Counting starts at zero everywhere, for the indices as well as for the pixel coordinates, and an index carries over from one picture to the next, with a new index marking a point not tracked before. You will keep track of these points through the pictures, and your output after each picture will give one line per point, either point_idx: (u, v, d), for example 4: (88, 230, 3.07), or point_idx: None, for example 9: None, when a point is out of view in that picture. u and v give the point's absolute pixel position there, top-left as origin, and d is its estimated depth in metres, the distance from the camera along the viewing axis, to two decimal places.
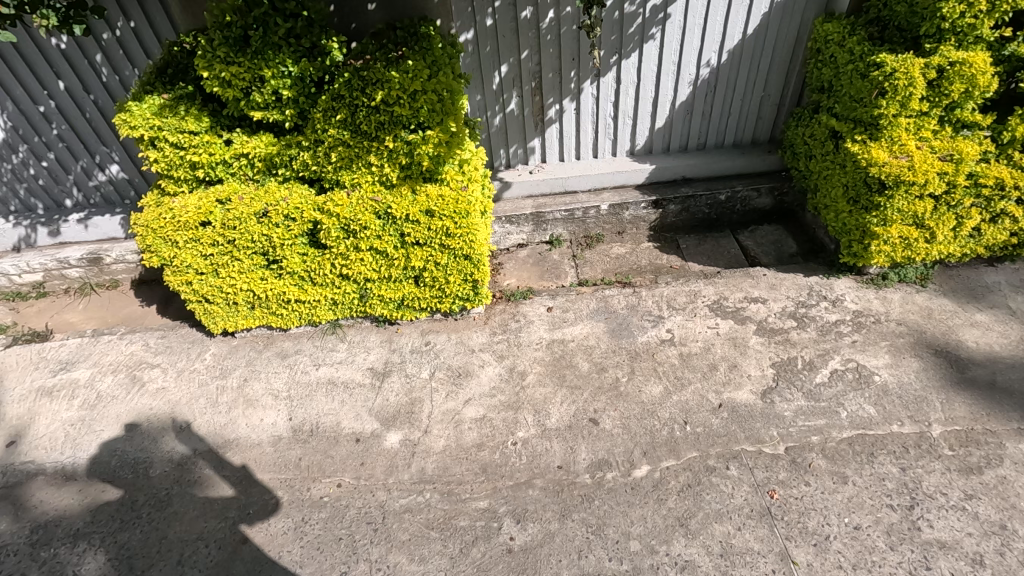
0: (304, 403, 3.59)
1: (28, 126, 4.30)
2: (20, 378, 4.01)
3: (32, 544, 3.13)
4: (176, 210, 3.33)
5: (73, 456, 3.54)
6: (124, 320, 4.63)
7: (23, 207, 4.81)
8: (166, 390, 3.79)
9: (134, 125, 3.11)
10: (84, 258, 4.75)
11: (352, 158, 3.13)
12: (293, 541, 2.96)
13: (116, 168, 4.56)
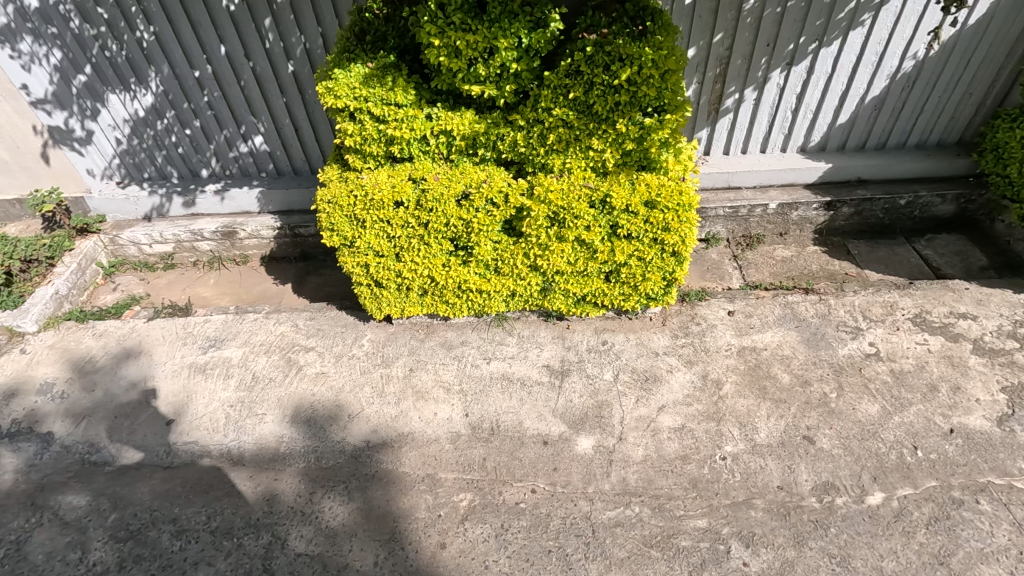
0: (480, 399, 3.39)
1: (179, 92, 4.12)
2: (170, 353, 3.87)
3: (212, 532, 2.98)
4: (367, 187, 3.11)
5: (238, 439, 3.39)
6: (259, 298, 4.46)
7: (158, 174, 4.66)
8: (327, 375, 3.61)
9: (340, 94, 2.91)
10: (218, 231, 4.60)
11: (570, 141, 2.88)
12: (498, 550, 2.77)
13: (260, 139, 4.38)
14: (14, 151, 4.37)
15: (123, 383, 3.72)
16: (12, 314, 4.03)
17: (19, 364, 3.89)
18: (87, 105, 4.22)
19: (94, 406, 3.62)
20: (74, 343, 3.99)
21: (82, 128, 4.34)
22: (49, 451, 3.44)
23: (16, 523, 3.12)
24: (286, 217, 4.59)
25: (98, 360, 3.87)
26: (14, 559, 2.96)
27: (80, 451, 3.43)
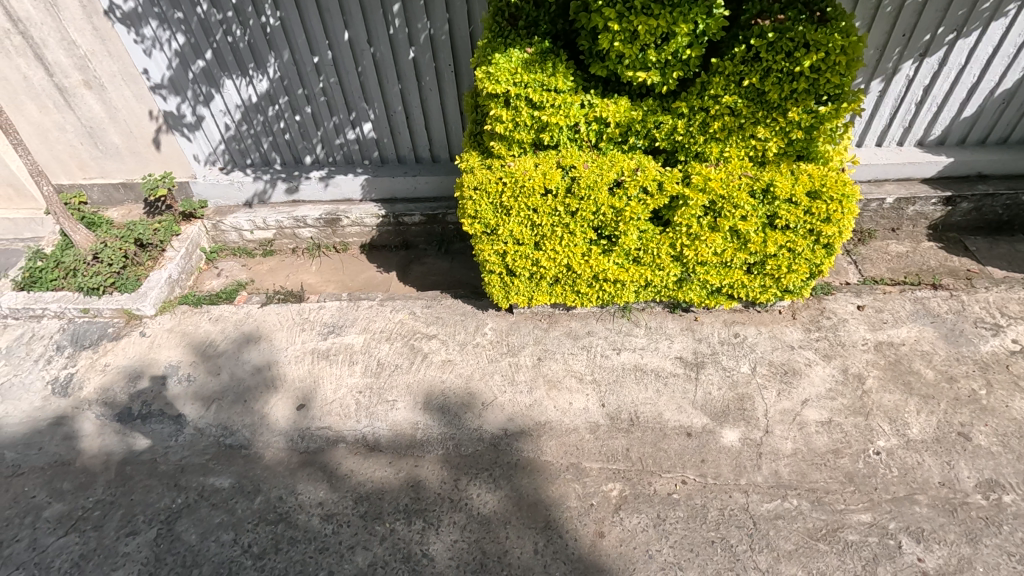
0: (615, 390, 3.37)
1: (295, 77, 4.12)
2: (290, 339, 3.88)
3: (362, 516, 2.98)
4: (516, 174, 3.09)
5: (371, 425, 3.39)
6: (365, 285, 4.46)
7: (262, 160, 4.67)
8: (454, 363, 3.61)
9: (500, 80, 2.89)
10: (321, 218, 4.60)
11: (734, 130, 2.84)
12: (659, 540, 2.75)
13: (369, 126, 4.37)
14: (126, 136, 4.40)
15: (248, 368, 3.74)
16: (131, 298, 4.06)
17: (141, 347, 3.93)
18: (202, 90, 4.23)
19: (222, 389, 3.64)
20: (192, 327, 4.01)
21: (193, 114, 4.35)
22: (183, 434, 3.47)
23: (163, 503, 3.15)
24: (390, 205, 4.59)
25: (219, 344, 3.89)
26: (168, 538, 2.98)
27: (214, 434, 3.45)
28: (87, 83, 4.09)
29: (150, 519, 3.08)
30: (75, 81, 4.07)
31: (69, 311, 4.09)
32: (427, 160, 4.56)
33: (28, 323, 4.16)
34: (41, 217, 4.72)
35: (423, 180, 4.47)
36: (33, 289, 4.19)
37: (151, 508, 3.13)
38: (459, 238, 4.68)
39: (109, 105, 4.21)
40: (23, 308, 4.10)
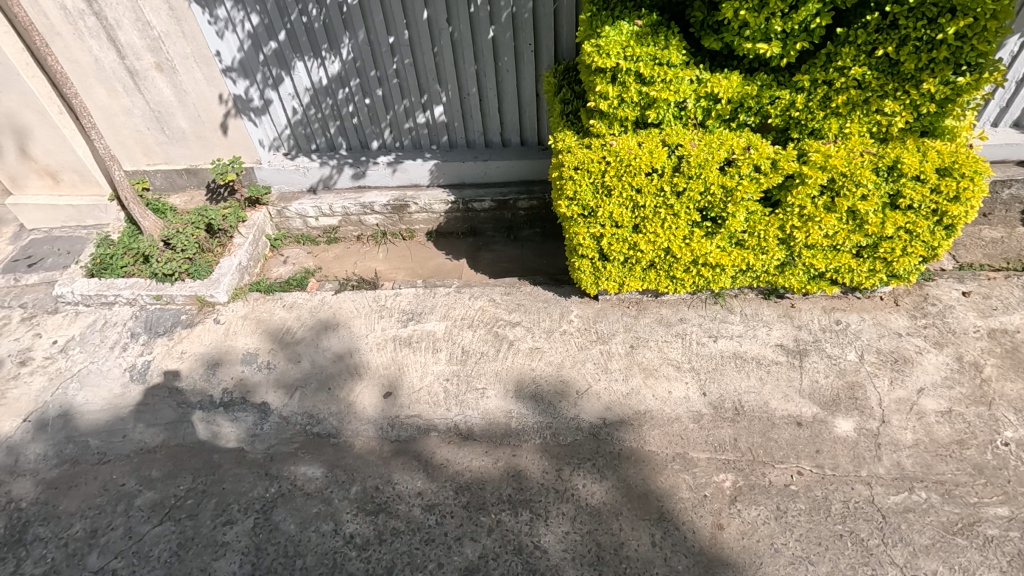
0: (715, 378, 3.25)
1: (368, 59, 4.01)
2: (369, 326, 3.79)
3: (466, 507, 2.89)
4: (621, 153, 2.97)
5: (463, 413, 3.30)
6: (435, 273, 4.37)
7: (327, 145, 4.57)
8: (543, 351, 3.50)
9: (610, 54, 2.76)
10: (388, 204, 4.51)
11: (859, 104, 2.69)
12: (783, 533, 2.64)
13: (441, 110, 4.25)
14: (193, 120, 4.31)
15: (329, 355, 3.65)
16: (204, 284, 3.99)
17: (217, 335, 3.85)
18: (271, 73, 4.13)
19: (304, 377, 3.56)
20: (267, 314, 3.93)
21: (261, 97, 4.26)
22: (269, 422, 3.39)
23: (256, 492, 3.07)
24: (458, 191, 4.48)
25: (296, 332, 3.81)
26: (266, 528, 2.91)
27: (301, 422, 3.37)
28: (159, 66, 4.00)
29: (245, 509, 3.00)
30: (146, 63, 3.99)
31: (141, 298, 4.03)
32: (498, 145, 4.43)
33: (100, 310, 4.10)
34: (105, 204, 4.65)
35: (494, 164, 4.36)
36: (103, 276, 4.12)
37: (244, 497, 3.05)
38: (529, 224, 4.56)
39: (179, 88, 4.12)
40: (95, 294, 4.04)
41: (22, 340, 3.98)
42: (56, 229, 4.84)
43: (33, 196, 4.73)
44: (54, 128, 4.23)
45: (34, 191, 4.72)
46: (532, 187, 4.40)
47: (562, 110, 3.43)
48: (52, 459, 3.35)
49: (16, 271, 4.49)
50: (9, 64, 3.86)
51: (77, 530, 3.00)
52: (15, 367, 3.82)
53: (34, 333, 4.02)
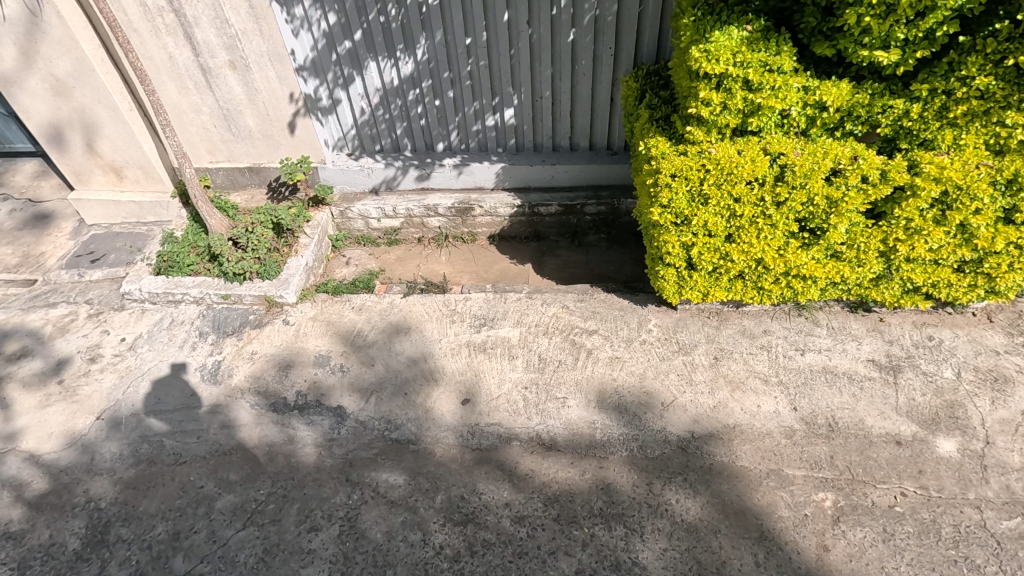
0: (806, 393, 3.15)
1: (443, 60, 3.97)
2: (442, 331, 3.74)
3: (557, 520, 2.82)
4: (721, 161, 2.90)
5: (544, 423, 3.24)
6: (501, 277, 4.31)
7: (392, 146, 4.54)
8: (623, 360, 3.43)
9: (719, 59, 2.70)
10: (453, 207, 4.46)
11: (979, 115, 2.62)
12: (894, 556, 2.55)
13: (511, 113, 4.20)
14: (261, 119, 4.29)
15: (403, 359, 3.61)
16: (273, 285, 3.96)
17: (287, 336, 3.81)
18: (343, 72, 4.10)
19: (379, 381, 3.51)
20: (336, 316, 3.90)
21: (330, 97, 4.23)
22: (345, 426, 3.34)
23: (339, 499, 3.02)
24: (524, 194, 4.42)
25: (368, 335, 3.77)
26: (353, 536, 2.86)
27: (378, 428, 3.32)
28: (232, 64, 3.98)
29: (329, 515, 2.95)
30: (220, 61, 3.97)
31: (209, 297, 4.00)
32: (565, 149, 4.38)
33: (166, 308, 4.08)
34: (167, 201, 4.64)
35: (562, 168, 4.31)
36: (171, 273, 4.10)
37: (327, 503, 3.00)
38: (594, 230, 4.49)
39: (251, 86, 4.10)
40: (163, 293, 4.02)
41: (90, 336, 3.97)
42: (116, 225, 4.83)
43: (95, 191, 4.73)
44: (123, 125, 4.22)
45: (96, 187, 4.72)
46: (600, 192, 4.34)
47: (648, 116, 3.38)
48: (128, 459, 3.32)
49: (79, 266, 4.48)
50: (85, 59, 3.86)
51: (159, 532, 2.96)
52: (85, 365, 3.80)
53: (102, 329, 4.00)
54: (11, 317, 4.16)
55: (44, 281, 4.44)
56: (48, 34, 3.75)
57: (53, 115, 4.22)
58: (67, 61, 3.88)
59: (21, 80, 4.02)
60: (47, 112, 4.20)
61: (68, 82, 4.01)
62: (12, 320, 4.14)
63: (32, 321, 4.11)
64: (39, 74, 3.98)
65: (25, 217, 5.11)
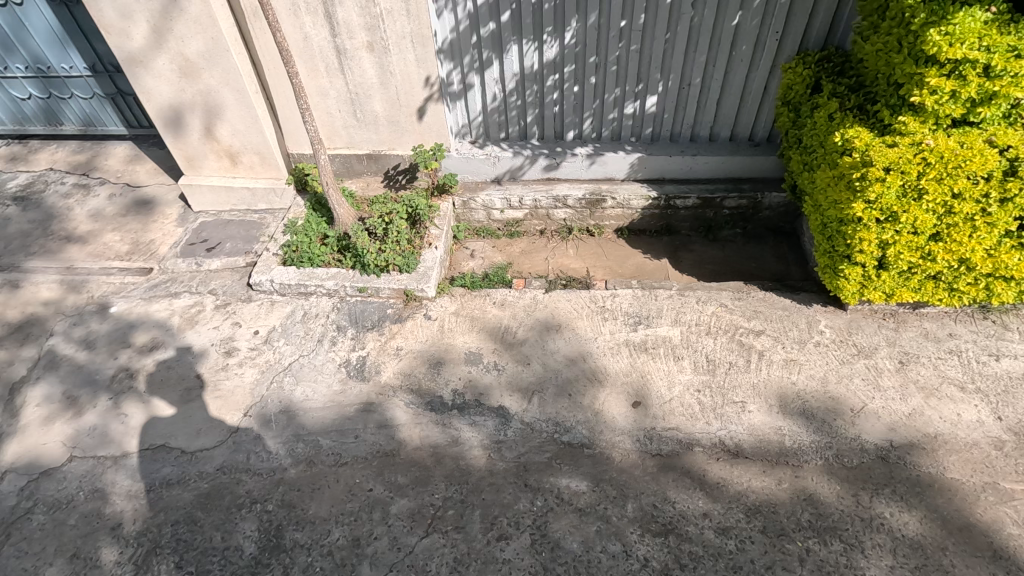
0: (1009, 401, 3.00)
1: (592, 44, 3.78)
2: (596, 329, 3.57)
3: (766, 532, 2.68)
4: (943, 153, 2.72)
5: (726, 428, 3.08)
6: (637, 273, 4.14)
7: (519, 134, 4.36)
8: (799, 363, 3.27)
9: (964, 43, 2.53)
10: (583, 198, 4.28)
11: None
12: None
13: (654, 100, 4.01)
14: (390, 104, 4.11)
15: (560, 358, 3.45)
16: (413, 278, 3.81)
17: (432, 331, 3.67)
18: (481, 56, 3.93)
19: (539, 381, 3.36)
20: (480, 312, 3.74)
21: (462, 82, 4.08)
22: (511, 428, 3.20)
23: (523, 505, 2.88)
24: (659, 186, 4.24)
25: (517, 332, 3.61)
26: (548, 545, 2.73)
27: (547, 430, 3.17)
28: (371, 45, 3.80)
29: (517, 523, 2.82)
30: (358, 43, 3.79)
31: (345, 289, 3.86)
32: (704, 140, 4.20)
33: (297, 300, 3.94)
34: (282, 188, 4.48)
35: (703, 159, 4.12)
36: (302, 265, 3.95)
37: (510, 510, 2.87)
38: (730, 224, 4.30)
39: (386, 70, 3.91)
40: (297, 284, 3.88)
41: (222, 329, 3.83)
42: (225, 212, 4.68)
43: (206, 177, 4.57)
44: (248, 108, 4.06)
45: (207, 172, 4.56)
46: (741, 186, 4.16)
47: (837, 105, 3.20)
48: (285, 458, 3.19)
49: (196, 255, 4.33)
50: (220, 39, 3.69)
51: (338, 538, 2.84)
52: (222, 359, 3.66)
53: (232, 322, 3.86)
54: (134, 308, 4.05)
55: (161, 269, 4.31)
56: (185, 12, 3.59)
57: (175, 97, 4.06)
58: (200, 41, 3.71)
59: (148, 60, 3.86)
60: (169, 94, 4.05)
61: (197, 64, 3.85)
62: (136, 310, 4.02)
63: (157, 312, 3.99)
64: (167, 54, 3.81)
65: (126, 202, 4.97)
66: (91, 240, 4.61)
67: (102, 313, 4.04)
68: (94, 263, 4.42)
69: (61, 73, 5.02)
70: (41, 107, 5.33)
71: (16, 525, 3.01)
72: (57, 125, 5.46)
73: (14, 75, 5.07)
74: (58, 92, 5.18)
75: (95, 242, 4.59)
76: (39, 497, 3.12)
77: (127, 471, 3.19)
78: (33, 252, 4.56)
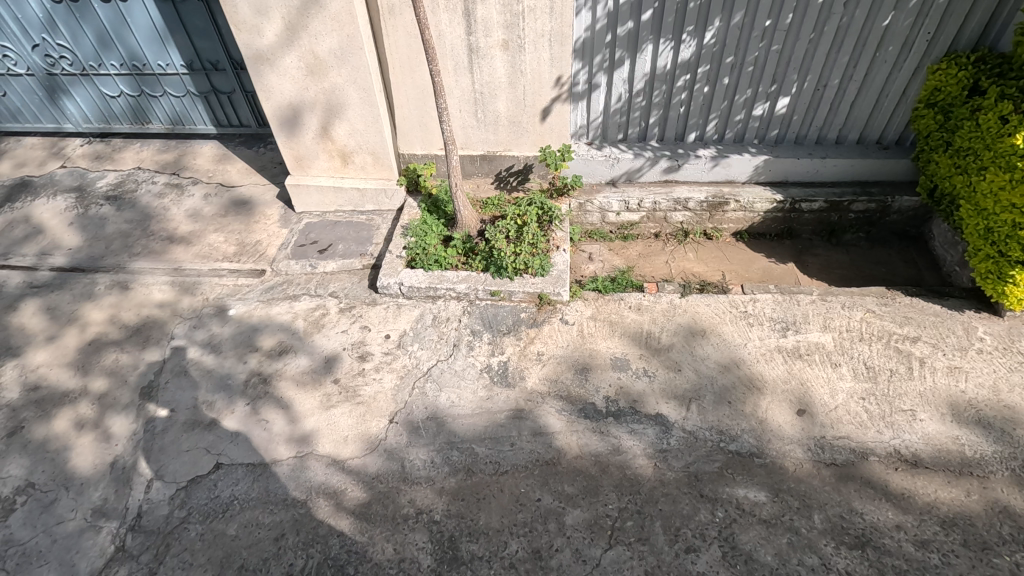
0: None
1: (732, 43, 3.71)
2: (743, 335, 3.51)
3: (968, 545, 2.61)
4: None
5: (901, 437, 3.00)
6: (765, 277, 4.07)
7: (638, 135, 4.29)
8: (965, 370, 3.21)
9: None
10: (706, 201, 4.20)
11: None
12: None
13: (786, 102, 3.94)
14: (514, 104, 4.04)
15: (712, 364, 3.38)
16: (548, 281, 3.73)
17: (572, 336, 3.59)
18: (613, 55, 3.86)
19: (695, 388, 3.29)
20: (618, 317, 3.67)
21: (588, 82, 4.01)
22: (674, 437, 3.12)
23: (704, 516, 2.80)
24: (783, 189, 4.18)
25: (661, 337, 3.54)
26: (741, 558, 2.65)
27: (712, 439, 3.09)
28: (506, 44, 3.73)
29: (702, 535, 2.74)
30: (493, 41, 3.72)
31: (477, 293, 3.78)
32: (830, 142, 4.13)
33: (425, 303, 3.86)
34: (394, 189, 4.41)
35: (831, 162, 4.05)
36: (430, 267, 3.87)
37: (692, 521, 2.79)
38: (854, 228, 4.24)
39: (517, 69, 3.84)
40: (427, 287, 3.79)
41: (351, 333, 3.74)
42: (331, 214, 4.60)
43: (314, 177, 4.48)
44: (371, 107, 3.98)
45: (316, 172, 4.47)
46: (870, 189, 4.09)
47: (1011, 108, 3.19)
48: (442, 466, 3.11)
49: (310, 257, 4.25)
50: (357, 36, 3.62)
51: (517, 550, 2.76)
52: (357, 364, 3.58)
53: (361, 326, 3.77)
54: (254, 310, 3.96)
55: (274, 271, 4.22)
56: (324, 9, 3.52)
57: (297, 95, 3.99)
58: (335, 38, 3.64)
59: (276, 58, 3.79)
60: (291, 92, 3.97)
61: (326, 62, 3.77)
62: (257, 313, 3.93)
63: (279, 315, 3.90)
64: (297, 52, 3.74)
65: (223, 202, 4.88)
66: (195, 241, 4.53)
67: (221, 316, 3.95)
68: (203, 265, 4.33)
69: (157, 71, 4.94)
70: (130, 105, 5.25)
71: (175, 535, 2.93)
72: (144, 123, 5.38)
73: (108, 73, 4.99)
74: (150, 90, 5.10)
75: (200, 243, 4.51)
76: (193, 506, 3.03)
77: (279, 479, 3.11)
78: (136, 252, 4.47)
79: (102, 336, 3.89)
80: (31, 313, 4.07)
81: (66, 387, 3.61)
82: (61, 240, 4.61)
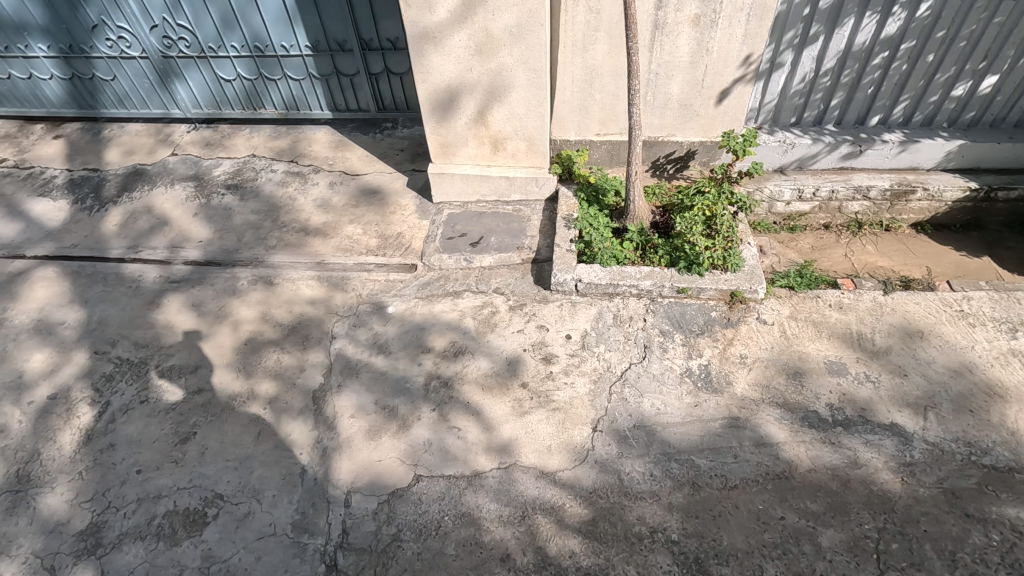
0: None
1: (948, 16, 3.38)
2: (967, 336, 3.23)
3: None
4: None
5: None
6: (960, 272, 3.74)
7: (814, 119, 3.97)
8: None
9: None
10: (889, 190, 3.90)
11: None
12: None
13: (993, 81, 3.62)
14: (691, 85, 3.73)
15: (941, 369, 3.11)
16: (743, 279, 3.46)
17: (774, 337, 3.35)
18: (807, 31, 3.54)
19: (928, 394, 3.02)
20: (819, 316, 3.42)
21: (772, 61, 3.69)
22: (917, 449, 2.85)
23: (978, 539, 2.55)
24: (976, 176, 3.90)
25: (874, 339, 3.28)
26: None
27: (962, 452, 2.83)
28: (697, 19, 3.43)
29: (983, 560, 2.49)
30: (684, 16, 3.42)
31: (662, 290, 3.53)
32: None
33: (602, 301, 3.61)
34: (546, 177, 4.13)
35: None
36: (608, 262, 3.62)
37: (967, 545, 2.54)
38: None
39: (703, 47, 3.53)
40: (607, 284, 3.54)
41: (528, 333, 3.50)
42: (473, 204, 4.34)
43: (458, 165, 4.22)
44: (538, 90, 3.69)
45: (460, 160, 4.21)
46: None
47: None
48: (664, 480, 2.86)
49: (462, 250, 4.00)
50: (540, 11, 3.33)
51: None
52: (543, 366, 3.34)
53: (537, 325, 3.53)
54: (416, 308, 3.72)
55: (427, 266, 3.98)
56: None
57: (458, 77, 3.71)
58: (515, 14, 3.35)
59: (443, 37, 3.51)
60: (452, 73, 3.69)
61: (499, 40, 3.48)
62: (419, 311, 3.70)
63: (445, 313, 3.66)
64: (469, 29, 3.46)
65: (352, 191, 4.63)
66: (332, 233, 4.28)
67: (381, 314, 3.72)
68: (347, 258, 4.09)
69: (279, 53, 4.72)
70: (245, 89, 5.04)
71: (389, 553, 2.72)
72: (257, 108, 5.18)
73: (226, 55, 4.77)
74: (268, 73, 4.88)
75: (338, 236, 4.26)
76: (401, 522, 2.81)
77: (488, 493, 2.89)
78: (272, 245, 4.24)
79: (258, 335, 3.67)
80: (176, 310, 3.86)
81: (232, 391, 3.40)
82: (189, 232, 4.38)
